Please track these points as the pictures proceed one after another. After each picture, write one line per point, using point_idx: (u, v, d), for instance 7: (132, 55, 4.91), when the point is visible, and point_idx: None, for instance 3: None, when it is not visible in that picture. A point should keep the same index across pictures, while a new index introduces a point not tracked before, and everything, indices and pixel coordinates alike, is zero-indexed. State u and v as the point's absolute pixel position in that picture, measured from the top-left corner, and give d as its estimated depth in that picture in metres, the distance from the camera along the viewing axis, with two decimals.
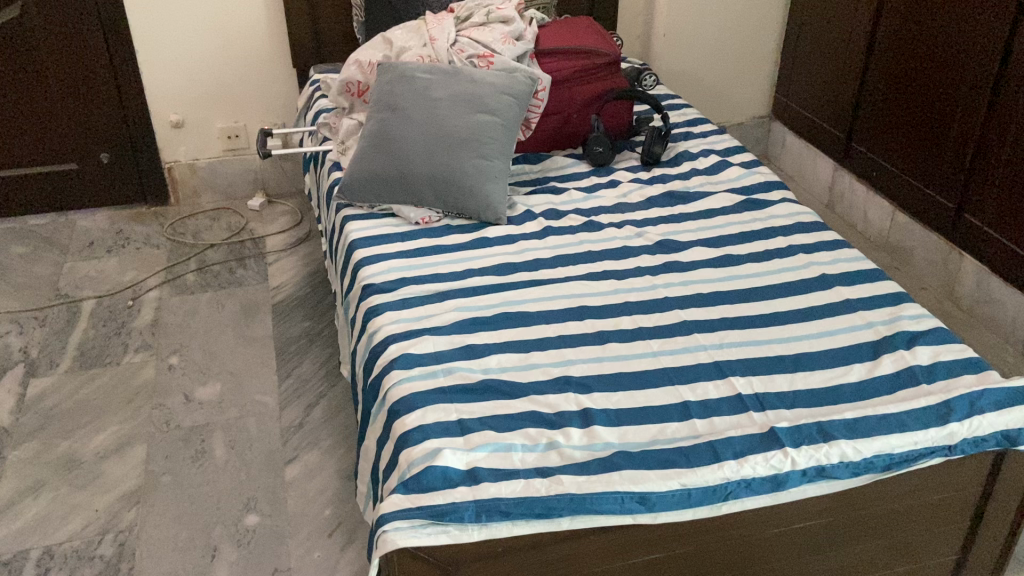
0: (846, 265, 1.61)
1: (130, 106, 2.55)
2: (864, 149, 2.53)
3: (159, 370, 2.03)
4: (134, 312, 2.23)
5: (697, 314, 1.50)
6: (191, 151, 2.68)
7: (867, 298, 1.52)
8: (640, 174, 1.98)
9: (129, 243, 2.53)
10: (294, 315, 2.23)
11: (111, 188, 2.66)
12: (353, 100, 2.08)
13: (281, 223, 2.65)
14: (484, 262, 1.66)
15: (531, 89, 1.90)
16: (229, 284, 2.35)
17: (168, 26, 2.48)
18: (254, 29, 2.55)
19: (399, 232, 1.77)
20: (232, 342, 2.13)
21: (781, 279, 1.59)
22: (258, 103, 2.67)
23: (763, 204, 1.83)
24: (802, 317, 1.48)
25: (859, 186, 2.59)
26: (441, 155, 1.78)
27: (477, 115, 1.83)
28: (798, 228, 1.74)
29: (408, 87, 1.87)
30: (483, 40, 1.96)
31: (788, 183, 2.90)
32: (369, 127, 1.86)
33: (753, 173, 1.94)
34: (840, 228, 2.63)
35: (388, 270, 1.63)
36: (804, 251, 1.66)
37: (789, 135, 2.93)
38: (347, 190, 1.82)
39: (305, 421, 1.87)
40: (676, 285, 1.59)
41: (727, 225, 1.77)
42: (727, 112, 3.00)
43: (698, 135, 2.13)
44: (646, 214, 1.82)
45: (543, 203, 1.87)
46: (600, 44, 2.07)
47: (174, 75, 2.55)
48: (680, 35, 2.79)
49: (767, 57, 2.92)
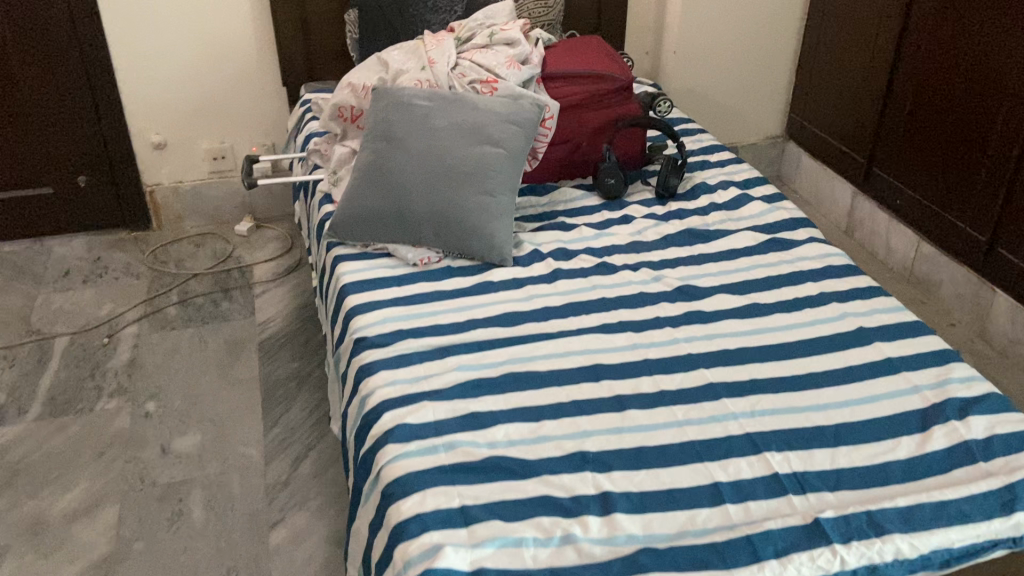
0: (885, 316, 1.47)
1: (109, 127, 2.40)
2: (887, 175, 2.39)
3: (135, 418, 1.88)
4: (110, 351, 2.08)
5: (724, 374, 1.36)
6: (175, 174, 2.53)
7: (911, 356, 1.38)
8: (655, 208, 1.84)
9: (107, 272, 2.38)
10: (282, 354, 2.09)
11: (89, 213, 2.51)
12: (346, 126, 1.94)
13: (270, 249, 2.51)
14: (489, 310, 1.52)
15: (539, 116, 1.76)
16: (213, 319, 2.21)
17: (149, 42, 2.33)
18: (241, 44, 2.41)
19: (395, 275, 1.62)
20: (215, 385, 1.98)
21: (815, 333, 1.44)
22: (246, 122, 2.52)
23: (789, 244, 1.69)
24: (841, 378, 1.34)
25: (880, 213, 2.45)
26: (441, 190, 1.64)
27: (480, 146, 1.69)
28: (829, 272, 1.60)
29: (406, 115, 1.72)
30: (486, 64, 1.82)
31: (804, 207, 2.76)
32: (363, 158, 1.72)
33: (778, 208, 1.80)
34: (860, 257, 2.49)
35: (383, 320, 1.48)
36: (838, 300, 1.52)
37: (805, 156, 2.79)
38: (339, 228, 1.68)
39: (291, 478, 1.73)
40: (699, 339, 1.44)
41: (752, 267, 1.63)
42: (739, 132, 2.86)
43: (716, 164, 1.99)
44: (663, 255, 1.68)
45: (552, 241, 1.73)
46: (611, 67, 1.92)
47: (156, 94, 2.40)
48: (691, 53, 2.65)
49: (782, 75, 2.78)
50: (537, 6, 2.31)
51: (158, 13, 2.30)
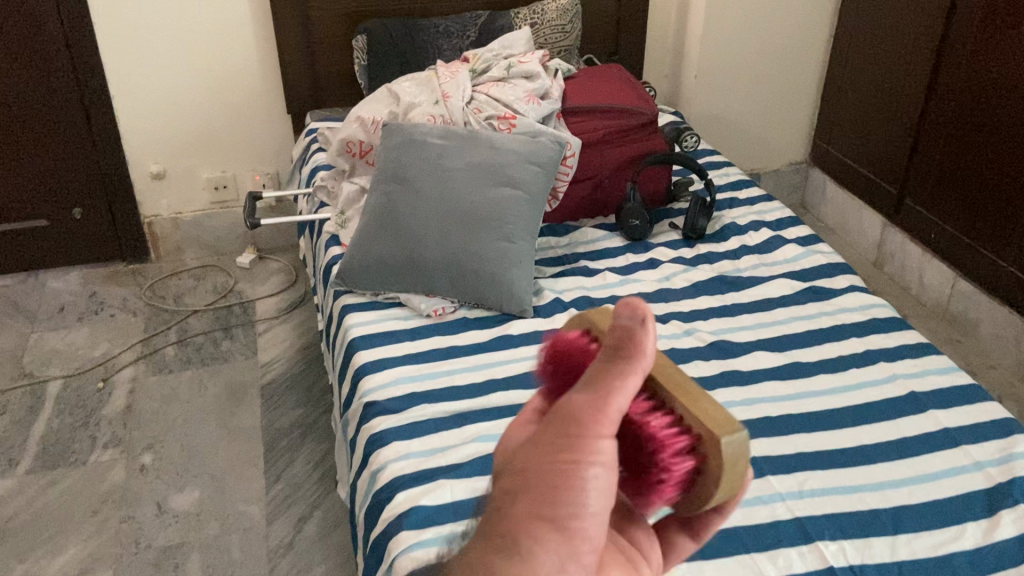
0: (938, 378, 1.36)
1: (106, 157, 2.30)
2: (918, 207, 2.27)
3: (130, 472, 1.77)
4: (105, 396, 1.97)
5: (767, 447, 1.25)
6: (175, 204, 2.43)
7: (969, 426, 1.27)
8: (683, 251, 1.72)
9: (103, 309, 2.28)
10: (285, 399, 1.98)
11: (85, 245, 2.41)
12: (355, 161, 1.83)
13: (273, 283, 2.41)
14: (509, 369, 1.41)
15: (560, 155, 1.66)
16: (213, 360, 2.10)
17: (149, 69, 2.23)
18: (245, 71, 2.31)
19: (407, 328, 1.51)
20: (214, 435, 1.87)
21: (863, 398, 1.33)
22: (250, 151, 2.43)
23: (828, 294, 1.58)
24: (895, 452, 1.23)
25: (912, 247, 2.32)
26: (457, 237, 1.53)
27: (498, 189, 1.58)
28: (873, 326, 1.49)
29: (419, 155, 1.62)
30: (504, 98, 1.72)
31: (830, 238, 2.65)
32: (373, 201, 1.61)
33: (813, 252, 1.69)
34: (890, 292, 2.37)
35: (395, 382, 1.37)
36: (885, 358, 1.41)
37: (830, 184, 2.68)
38: (347, 275, 1.57)
39: (295, 541, 1.62)
40: (738, 404, 1.33)
41: (790, 320, 1.52)
42: (761, 159, 2.75)
43: (744, 202, 1.88)
44: (694, 304, 1.57)
45: (574, 288, 1.61)
46: (635, 100, 1.81)
47: (155, 122, 2.30)
48: (714, 78, 2.54)
49: (806, 100, 2.68)
50: (553, 31, 2.22)
51: (159, 38, 2.20)
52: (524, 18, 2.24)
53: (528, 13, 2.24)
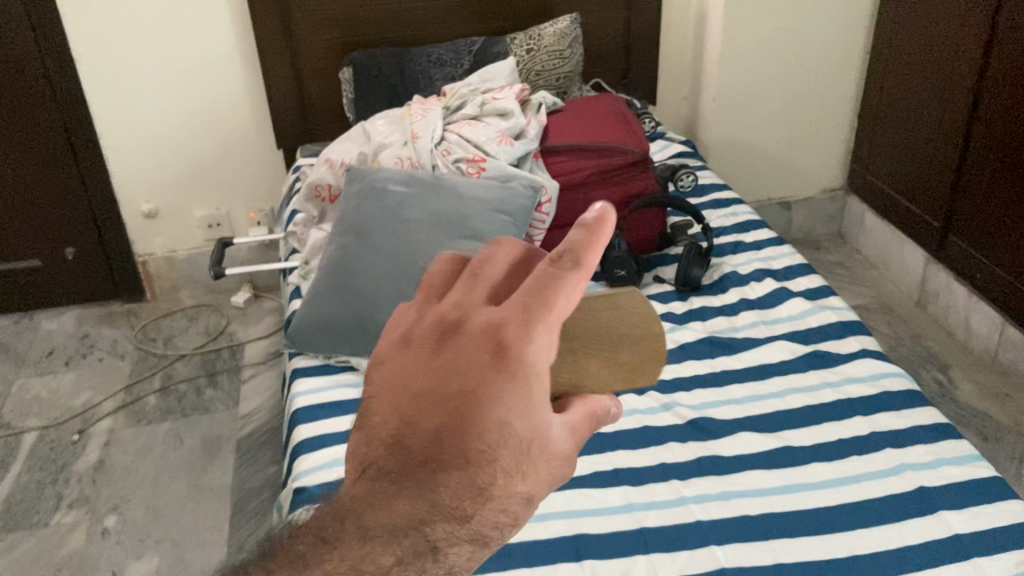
0: (953, 470, 1.15)
1: (97, 198, 2.25)
2: (964, 242, 2.02)
3: (91, 536, 1.68)
4: (78, 450, 1.90)
5: (741, 555, 1.05)
6: (169, 242, 2.38)
7: (988, 532, 1.06)
8: (674, 305, 1.57)
9: (92, 352, 2.22)
10: (261, 456, 1.87)
11: (81, 286, 2.38)
12: (324, 206, 1.71)
13: (266, 324, 2.32)
14: None
15: (533, 201, 1.53)
16: (193, 411, 2.01)
17: (134, 106, 2.17)
18: (234, 106, 2.23)
19: (356, 397, 1.37)
20: (182, 495, 1.77)
21: (864, 494, 1.13)
22: (243, 187, 2.35)
23: (833, 360, 1.39)
24: (897, 566, 1.02)
25: (956, 286, 2.07)
26: (411, 296, 1.39)
27: (462, 241, 1.44)
28: (882, 401, 1.29)
29: (377, 205, 1.49)
30: (475, 139, 1.62)
31: (869, 273, 2.42)
32: (328, 256, 1.48)
33: (822, 309, 1.51)
34: (933, 335, 2.12)
35: (331, 464, 1.23)
36: (892, 444, 1.21)
37: (869, 214, 2.45)
38: (297, 337, 1.43)
39: None
40: (712, 497, 1.15)
41: (786, 392, 1.33)
42: (792, 184, 2.54)
43: (751, 246, 1.73)
44: (678, 370, 1.41)
45: None
46: (623, 137, 1.69)
47: (145, 160, 2.24)
48: (735, 101, 2.34)
49: (840, 123, 2.45)
50: (551, 57, 2.07)
51: (144, 75, 2.13)
52: (519, 45, 2.10)
53: (523, 39, 2.10)
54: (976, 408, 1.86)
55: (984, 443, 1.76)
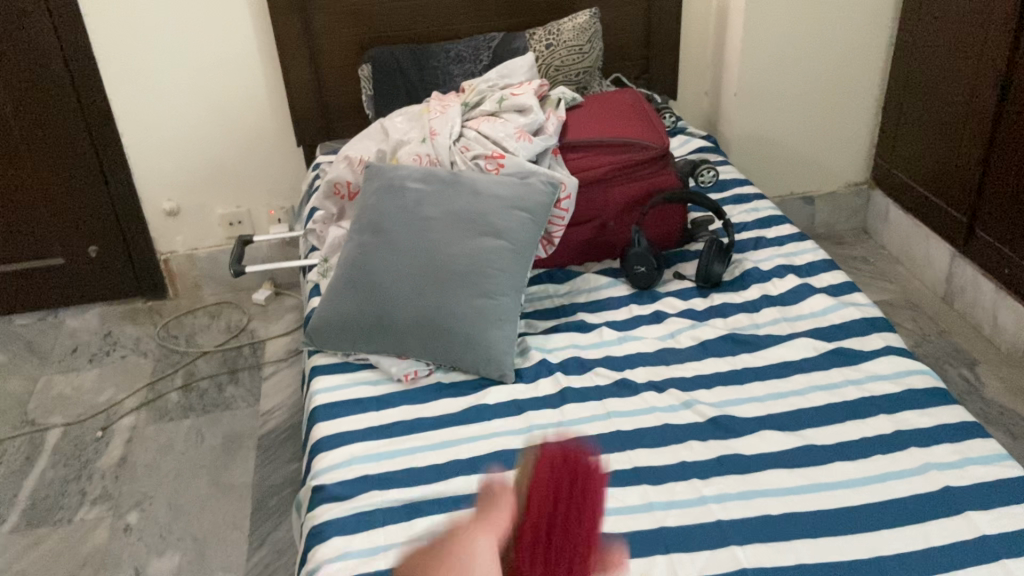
0: (980, 470, 1.13)
1: (119, 196, 2.27)
2: (991, 238, 1.98)
3: (114, 533, 1.69)
4: (101, 446, 1.92)
5: (761, 556, 1.04)
6: (191, 240, 2.39)
7: (1016, 534, 1.03)
8: (695, 302, 1.56)
9: (115, 350, 2.24)
10: (281, 453, 1.87)
11: (103, 283, 2.40)
12: (343, 203, 1.70)
13: (287, 321, 2.33)
14: (477, 449, 1.25)
15: (553, 197, 1.53)
16: (214, 408, 2.02)
17: (155, 107, 2.18)
18: (253, 104, 2.23)
19: (374, 395, 1.37)
20: (204, 492, 1.78)
21: (889, 494, 1.11)
22: (264, 184, 2.36)
23: (857, 357, 1.37)
24: (923, 568, 1.00)
25: (983, 282, 2.03)
26: (430, 293, 1.38)
27: (481, 238, 1.44)
28: (908, 399, 1.27)
29: (395, 202, 1.49)
30: (493, 135, 1.61)
31: (893, 268, 2.38)
32: (347, 252, 1.48)
33: (845, 305, 1.49)
34: (959, 331, 2.08)
35: (349, 462, 1.23)
36: (917, 443, 1.19)
37: (894, 208, 2.41)
38: (316, 335, 1.44)
39: None
40: (733, 497, 1.13)
41: (809, 390, 1.31)
42: (814, 179, 2.51)
43: (773, 242, 1.71)
44: (699, 367, 1.39)
45: (566, 347, 1.47)
46: (644, 133, 1.68)
47: (166, 159, 2.26)
48: (757, 95, 2.31)
49: (864, 117, 2.42)
50: (570, 52, 2.06)
51: (166, 75, 2.15)
52: (539, 40, 2.09)
53: (543, 34, 2.09)
54: (1005, 406, 1.82)
55: (1013, 442, 1.72)
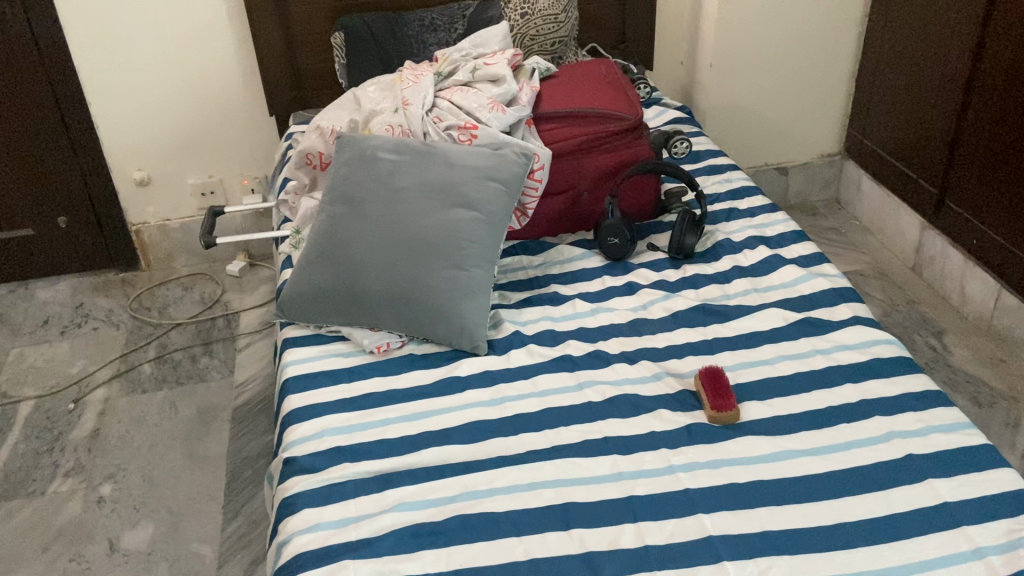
0: (943, 438, 1.15)
1: (88, 165, 2.23)
2: (960, 209, 2.01)
3: (87, 505, 1.69)
4: (74, 419, 1.91)
5: (727, 523, 1.06)
6: (162, 211, 2.36)
7: (975, 501, 1.06)
8: (668, 273, 1.57)
9: (87, 321, 2.23)
10: (256, 425, 1.87)
11: (74, 254, 2.36)
12: (316, 174, 1.69)
13: (261, 292, 2.31)
14: (448, 421, 1.25)
15: (525, 168, 1.52)
16: (188, 379, 2.01)
17: (122, 74, 2.14)
18: (224, 72, 2.20)
19: (347, 366, 1.37)
20: (178, 464, 1.78)
21: (853, 462, 1.13)
22: (236, 154, 2.33)
23: (825, 327, 1.39)
24: (884, 535, 1.03)
25: (952, 252, 2.06)
26: (403, 266, 1.38)
27: (454, 210, 1.43)
28: (874, 369, 1.29)
29: (366, 173, 1.48)
30: (466, 106, 1.60)
31: (865, 239, 2.40)
32: (319, 224, 1.47)
33: (815, 276, 1.50)
34: (928, 301, 2.11)
35: (321, 433, 1.24)
36: (882, 412, 1.21)
37: (866, 179, 2.42)
38: (287, 307, 1.43)
39: None
40: (701, 466, 1.15)
41: (778, 360, 1.33)
42: (789, 149, 2.51)
43: (745, 213, 1.72)
44: (671, 338, 1.41)
45: (538, 319, 1.47)
46: (618, 104, 1.68)
47: (135, 128, 2.22)
48: (732, 65, 2.31)
49: (838, 87, 2.42)
50: (546, 21, 2.04)
51: (133, 42, 2.10)
52: (514, 8, 2.05)
53: (518, 2, 2.05)
54: (971, 373, 1.86)
55: (979, 410, 1.76)
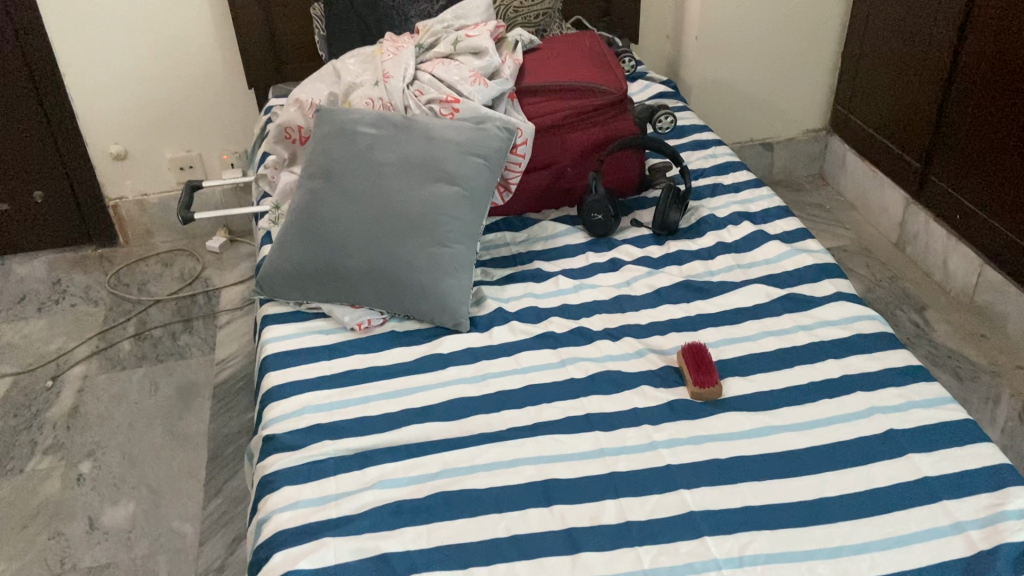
0: (924, 413, 1.16)
1: (63, 139, 2.19)
2: (944, 184, 2.01)
3: (67, 483, 1.67)
4: (52, 396, 1.89)
5: (708, 499, 1.06)
6: (140, 186, 2.32)
7: (953, 476, 1.06)
8: (651, 249, 1.56)
9: (65, 298, 2.19)
10: (237, 402, 1.85)
11: (50, 229, 2.32)
12: (295, 148, 1.66)
13: (242, 269, 2.28)
14: (429, 398, 1.24)
15: (508, 143, 1.50)
16: (168, 356, 1.99)
17: (97, 45, 2.09)
18: (200, 43, 2.15)
19: (327, 344, 1.36)
20: (159, 442, 1.76)
21: (834, 438, 1.13)
22: (215, 127, 2.29)
23: (808, 303, 1.38)
24: (864, 509, 1.03)
25: (935, 227, 2.06)
26: (384, 242, 1.36)
27: (435, 185, 1.41)
28: (856, 345, 1.29)
29: (346, 147, 1.45)
30: (447, 79, 1.58)
31: (850, 215, 2.40)
32: (298, 199, 1.44)
33: (799, 251, 1.50)
34: (911, 276, 2.12)
35: (301, 411, 1.23)
36: (863, 387, 1.21)
37: (851, 155, 2.41)
38: (265, 284, 1.41)
39: (226, 564, 1.50)
40: (683, 442, 1.14)
41: (760, 336, 1.33)
42: (774, 125, 2.50)
43: (729, 188, 1.71)
44: (654, 315, 1.40)
45: (521, 296, 1.46)
46: (602, 78, 1.65)
47: (111, 100, 2.17)
48: (717, 39, 2.29)
49: (824, 61, 2.40)
50: None
51: (107, 12, 2.05)
52: None
53: None
54: (952, 349, 1.87)
55: (959, 384, 1.77)
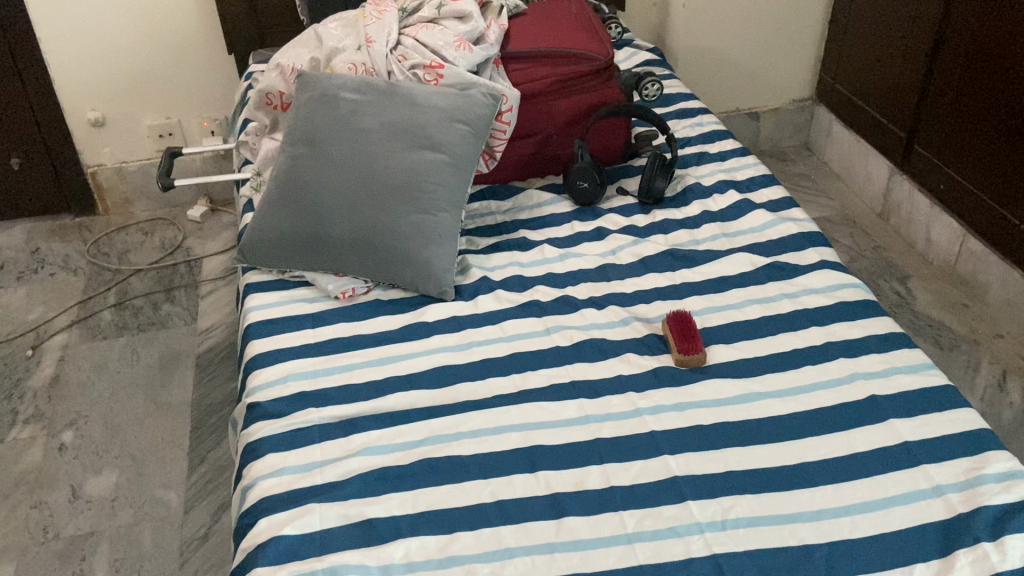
0: (906, 379, 1.17)
1: (39, 105, 2.15)
2: (928, 154, 2.01)
3: (49, 452, 1.66)
4: (32, 365, 1.87)
5: (692, 464, 1.07)
6: (119, 153, 2.29)
7: (934, 440, 1.08)
8: (637, 218, 1.55)
9: (44, 267, 2.16)
10: (221, 371, 1.84)
11: (27, 198, 2.28)
12: (277, 114, 1.64)
13: (224, 238, 2.26)
14: (414, 366, 1.24)
15: (492, 110, 1.49)
16: (150, 326, 1.97)
17: (71, 8, 2.04)
18: (177, 5, 2.10)
19: (311, 312, 1.35)
20: (142, 411, 1.75)
21: (816, 404, 1.14)
22: (194, 93, 2.25)
23: (792, 272, 1.39)
24: (846, 473, 1.04)
25: (919, 197, 2.06)
26: (367, 209, 1.35)
27: (419, 152, 1.40)
28: (839, 312, 1.29)
29: (328, 113, 1.43)
30: (431, 44, 1.55)
31: (834, 185, 2.40)
32: (280, 165, 1.42)
33: (783, 220, 1.50)
34: (894, 246, 2.13)
35: (285, 379, 1.22)
36: (846, 354, 1.22)
37: (837, 124, 2.41)
38: (248, 251, 1.40)
39: (211, 532, 1.50)
40: (668, 409, 1.15)
41: (744, 304, 1.33)
42: (760, 94, 2.49)
43: (715, 157, 1.71)
44: (639, 283, 1.40)
45: (506, 264, 1.45)
46: (588, 44, 1.63)
47: (87, 65, 2.13)
48: (704, 6, 2.27)
49: (811, 29, 2.38)
50: None
51: None
52: None
53: None
54: (933, 318, 1.88)
55: (940, 353, 1.79)
